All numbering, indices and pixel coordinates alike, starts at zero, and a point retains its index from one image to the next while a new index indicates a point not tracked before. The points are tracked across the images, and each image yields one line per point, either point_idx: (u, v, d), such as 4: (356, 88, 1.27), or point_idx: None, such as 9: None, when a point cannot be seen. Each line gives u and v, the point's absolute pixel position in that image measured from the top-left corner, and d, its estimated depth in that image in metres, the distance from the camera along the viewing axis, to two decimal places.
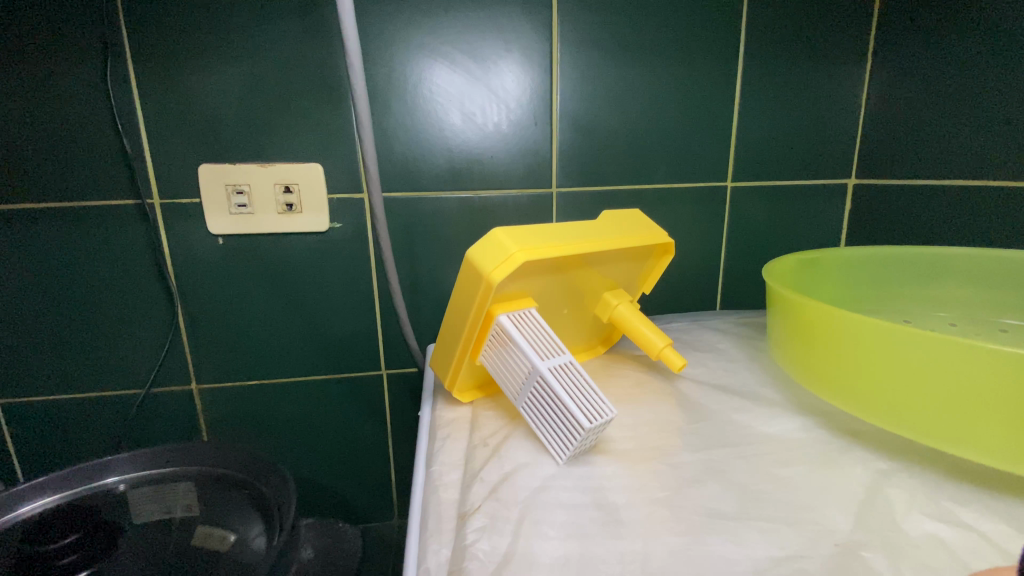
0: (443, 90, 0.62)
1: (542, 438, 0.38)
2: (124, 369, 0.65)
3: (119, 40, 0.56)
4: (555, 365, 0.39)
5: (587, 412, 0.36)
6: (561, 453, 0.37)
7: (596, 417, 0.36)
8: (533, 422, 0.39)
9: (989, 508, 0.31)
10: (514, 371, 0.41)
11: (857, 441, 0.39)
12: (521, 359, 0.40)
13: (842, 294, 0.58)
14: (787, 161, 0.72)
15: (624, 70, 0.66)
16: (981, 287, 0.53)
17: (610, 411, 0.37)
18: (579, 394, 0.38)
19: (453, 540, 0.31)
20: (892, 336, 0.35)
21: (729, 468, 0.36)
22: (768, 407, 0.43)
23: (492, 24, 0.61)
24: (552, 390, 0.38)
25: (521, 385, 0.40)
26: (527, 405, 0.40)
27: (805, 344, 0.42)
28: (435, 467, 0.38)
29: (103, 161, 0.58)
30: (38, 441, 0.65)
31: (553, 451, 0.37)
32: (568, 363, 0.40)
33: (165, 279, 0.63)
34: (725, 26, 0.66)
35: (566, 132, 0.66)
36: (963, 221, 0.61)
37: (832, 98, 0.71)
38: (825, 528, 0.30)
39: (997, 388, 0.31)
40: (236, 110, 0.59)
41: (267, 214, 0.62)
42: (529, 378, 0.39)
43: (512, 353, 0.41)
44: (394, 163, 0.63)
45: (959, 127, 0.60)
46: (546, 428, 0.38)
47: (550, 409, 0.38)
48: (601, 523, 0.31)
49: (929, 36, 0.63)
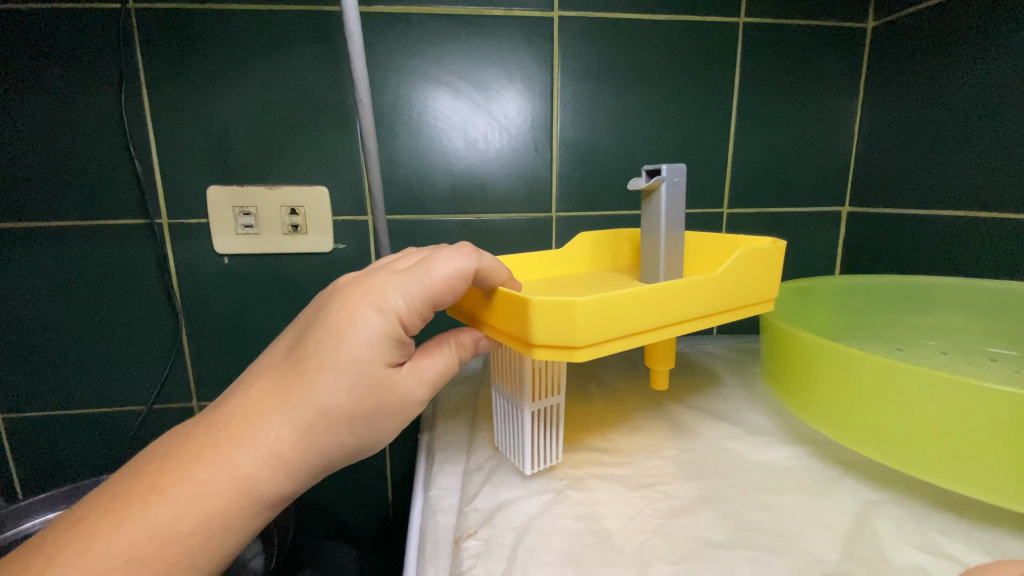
0: (446, 117, 0.64)
1: (499, 433, 0.42)
2: (127, 386, 0.65)
3: (134, 67, 0.58)
4: (544, 408, 0.39)
5: (538, 456, 0.39)
6: (502, 446, 0.42)
7: (541, 462, 0.40)
8: (500, 411, 0.42)
9: (974, 540, 0.32)
10: (507, 378, 0.40)
11: (848, 472, 0.39)
12: (516, 384, 0.38)
13: (833, 321, 0.59)
14: (783, 189, 0.73)
15: (622, 97, 0.67)
16: (973, 317, 0.54)
17: (558, 458, 0.40)
18: (545, 439, 0.39)
19: (449, 565, 0.32)
20: (877, 371, 0.36)
21: (722, 497, 0.36)
22: (762, 435, 0.44)
23: (495, 54, 0.63)
24: (520, 431, 0.39)
25: (507, 395, 0.40)
26: (501, 400, 0.41)
27: (794, 376, 0.43)
28: (433, 492, 0.39)
29: (115, 182, 0.60)
30: (41, 455, 0.66)
31: (501, 438, 0.42)
32: (557, 403, 0.39)
33: (171, 298, 0.64)
34: (719, 60, 0.68)
35: (565, 158, 0.67)
36: (953, 250, 0.62)
37: (827, 128, 0.72)
38: (813, 557, 0.31)
39: (982, 423, 0.31)
40: (245, 133, 0.60)
41: (272, 235, 0.62)
42: (513, 403, 0.39)
43: (514, 371, 0.38)
44: (398, 187, 0.65)
45: (948, 159, 0.62)
46: (504, 433, 0.41)
47: (512, 430, 0.40)
48: (594, 550, 0.32)
49: (918, 70, 0.64)
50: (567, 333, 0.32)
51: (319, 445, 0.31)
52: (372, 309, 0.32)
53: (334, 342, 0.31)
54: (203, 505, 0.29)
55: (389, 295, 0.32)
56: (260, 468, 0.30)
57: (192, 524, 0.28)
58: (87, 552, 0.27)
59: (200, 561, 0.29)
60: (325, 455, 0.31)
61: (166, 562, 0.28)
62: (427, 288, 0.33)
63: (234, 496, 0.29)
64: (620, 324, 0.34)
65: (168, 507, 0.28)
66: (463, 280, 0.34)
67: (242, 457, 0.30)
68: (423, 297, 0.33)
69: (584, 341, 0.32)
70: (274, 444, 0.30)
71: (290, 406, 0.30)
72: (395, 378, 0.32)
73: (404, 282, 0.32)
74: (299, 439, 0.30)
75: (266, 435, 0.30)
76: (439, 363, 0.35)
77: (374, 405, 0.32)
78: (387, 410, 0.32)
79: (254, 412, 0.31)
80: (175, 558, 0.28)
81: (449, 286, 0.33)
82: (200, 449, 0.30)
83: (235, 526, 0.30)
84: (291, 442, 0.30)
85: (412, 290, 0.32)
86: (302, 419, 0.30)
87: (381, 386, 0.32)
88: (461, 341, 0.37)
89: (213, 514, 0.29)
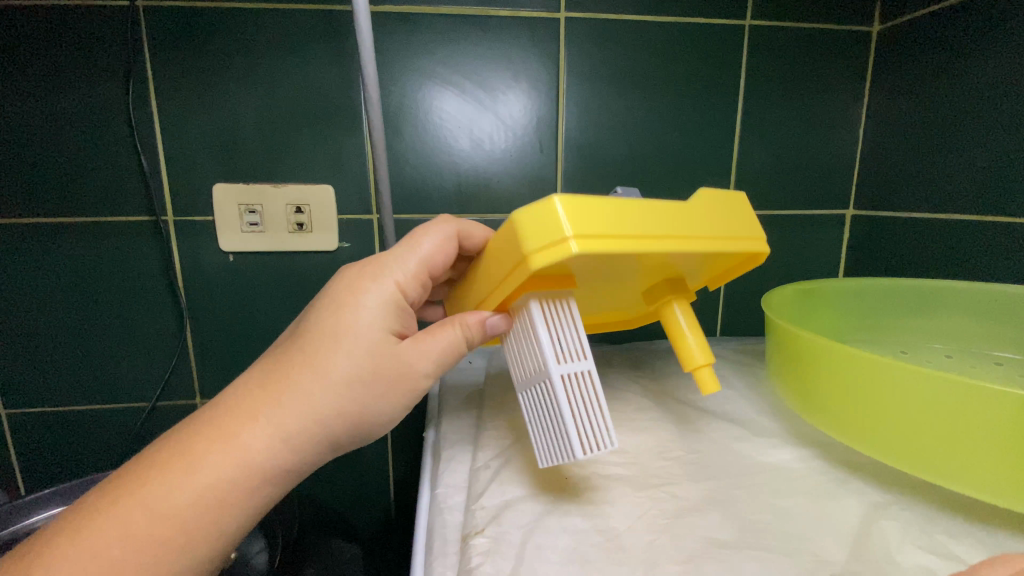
0: (452, 117, 0.64)
1: (545, 452, 0.37)
2: (131, 383, 0.65)
3: (142, 64, 0.58)
4: (572, 373, 0.35)
5: (582, 432, 0.34)
6: (545, 457, 0.37)
7: (590, 442, 0.34)
8: (532, 418, 0.38)
9: (981, 542, 0.32)
10: (527, 363, 0.37)
11: (854, 473, 0.39)
12: (535, 356, 0.35)
13: (837, 324, 0.59)
14: (788, 191, 0.73)
15: (627, 98, 0.67)
16: (978, 321, 0.54)
17: (611, 441, 0.34)
18: (585, 413, 0.35)
19: (457, 562, 0.32)
20: (880, 371, 0.36)
21: (728, 498, 0.36)
22: (768, 437, 0.44)
23: (502, 55, 0.63)
24: (555, 404, 0.34)
25: (532, 379, 0.36)
26: (530, 400, 0.37)
27: (799, 376, 0.43)
28: (440, 490, 0.39)
29: (121, 179, 0.60)
30: (45, 452, 0.66)
31: (541, 452, 0.37)
32: (587, 371, 0.35)
33: (176, 296, 0.64)
34: (725, 62, 0.68)
35: (570, 159, 0.67)
36: (958, 254, 0.62)
37: (832, 131, 0.72)
38: (821, 558, 0.31)
39: (986, 423, 0.32)
40: (251, 132, 0.61)
41: (277, 233, 0.62)
42: (539, 379, 0.35)
43: (532, 346, 0.35)
44: (403, 186, 0.65)
45: (953, 162, 0.62)
46: (543, 437, 0.37)
47: (548, 417, 0.35)
48: (602, 549, 0.32)
49: (924, 73, 0.64)
50: (557, 224, 0.29)
51: (318, 410, 0.33)
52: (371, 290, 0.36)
53: (337, 317, 0.35)
54: (211, 475, 0.31)
55: (388, 272, 0.37)
56: (264, 433, 0.32)
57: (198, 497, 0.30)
58: (98, 519, 0.29)
59: (211, 524, 0.31)
60: (329, 423, 0.33)
61: (175, 522, 0.30)
62: (416, 264, 0.38)
63: (241, 467, 0.32)
64: (611, 217, 0.30)
65: (175, 483, 0.31)
66: (443, 252, 0.39)
67: (247, 432, 0.32)
68: (414, 270, 0.38)
69: (580, 231, 0.29)
70: (278, 417, 0.33)
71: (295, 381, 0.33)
72: (392, 350, 0.35)
73: (397, 261, 0.38)
74: (299, 403, 0.33)
75: (271, 409, 0.33)
76: (441, 342, 0.37)
77: (372, 371, 0.34)
78: (385, 378, 0.35)
79: (260, 390, 0.33)
80: (184, 519, 0.30)
81: (437, 254, 0.39)
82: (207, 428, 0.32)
83: (243, 489, 0.32)
84: (293, 406, 0.33)
85: (403, 265, 0.38)
86: (306, 391, 0.33)
87: (378, 356, 0.34)
88: (465, 320, 0.37)
89: (221, 478, 0.31)
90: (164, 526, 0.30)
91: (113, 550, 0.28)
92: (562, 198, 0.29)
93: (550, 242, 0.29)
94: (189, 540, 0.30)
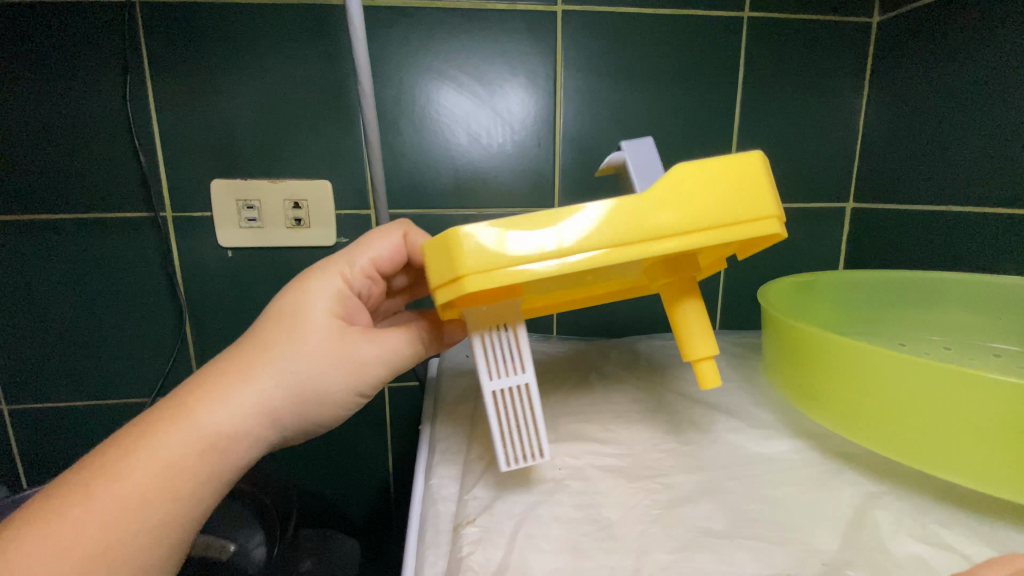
0: (449, 111, 0.64)
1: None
2: (132, 379, 0.66)
3: (139, 61, 0.58)
4: (505, 390, 0.36)
5: (513, 448, 0.36)
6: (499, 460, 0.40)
7: (521, 458, 0.36)
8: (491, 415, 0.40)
9: (975, 532, 0.32)
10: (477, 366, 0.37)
11: (848, 464, 0.39)
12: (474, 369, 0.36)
13: (835, 316, 0.59)
14: (786, 185, 0.73)
15: (624, 92, 0.67)
16: (976, 313, 0.53)
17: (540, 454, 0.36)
18: (518, 428, 0.36)
19: (449, 551, 0.32)
20: (872, 360, 0.36)
21: (722, 489, 0.36)
22: (763, 428, 0.44)
23: (499, 48, 0.63)
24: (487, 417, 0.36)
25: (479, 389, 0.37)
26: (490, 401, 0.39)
27: (795, 366, 0.43)
28: (434, 481, 0.39)
29: (120, 175, 0.60)
30: (47, 447, 0.67)
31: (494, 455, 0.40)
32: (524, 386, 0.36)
33: (176, 292, 0.64)
34: (722, 56, 0.68)
35: (567, 153, 0.67)
36: (958, 247, 0.62)
37: (831, 124, 0.72)
38: (813, 548, 0.31)
39: (977, 411, 0.32)
40: (248, 127, 0.61)
41: (275, 229, 0.63)
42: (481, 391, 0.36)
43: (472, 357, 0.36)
44: (401, 180, 0.65)
45: (951, 154, 0.61)
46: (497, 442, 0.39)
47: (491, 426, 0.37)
48: (593, 538, 0.32)
49: (924, 65, 0.64)
50: (449, 264, 0.30)
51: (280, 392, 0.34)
52: (317, 292, 0.37)
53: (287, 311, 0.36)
54: (178, 463, 0.31)
55: (331, 270, 0.39)
56: (229, 418, 0.33)
57: (168, 482, 0.31)
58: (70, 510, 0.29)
59: (181, 508, 0.31)
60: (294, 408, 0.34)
61: (149, 507, 0.30)
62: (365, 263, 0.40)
63: (203, 453, 0.32)
64: (510, 246, 0.29)
65: (143, 465, 0.30)
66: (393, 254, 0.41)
67: (215, 414, 0.32)
68: (361, 266, 0.40)
69: (466, 265, 0.29)
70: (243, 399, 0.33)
71: (257, 374, 0.34)
72: (349, 338, 0.36)
73: (344, 258, 0.40)
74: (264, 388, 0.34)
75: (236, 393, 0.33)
76: (397, 336, 0.38)
77: (333, 358, 0.35)
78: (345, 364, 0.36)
79: (228, 377, 0.34)
80: (155, 501, 0.30)
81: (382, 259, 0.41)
82: (173, 411, 0.33)
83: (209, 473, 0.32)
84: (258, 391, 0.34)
85: (352, 261, 0.40)
86: (265, 374, 0.34)
87: (337, 343, 0.36)
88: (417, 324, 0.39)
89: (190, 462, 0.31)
90: (136, 508, 0.30)
91: (99, 516, 0.29)
92: (456, 237, 0.29)
93: (450, 281, 0.30)
94: (161, 525, 0.30)
